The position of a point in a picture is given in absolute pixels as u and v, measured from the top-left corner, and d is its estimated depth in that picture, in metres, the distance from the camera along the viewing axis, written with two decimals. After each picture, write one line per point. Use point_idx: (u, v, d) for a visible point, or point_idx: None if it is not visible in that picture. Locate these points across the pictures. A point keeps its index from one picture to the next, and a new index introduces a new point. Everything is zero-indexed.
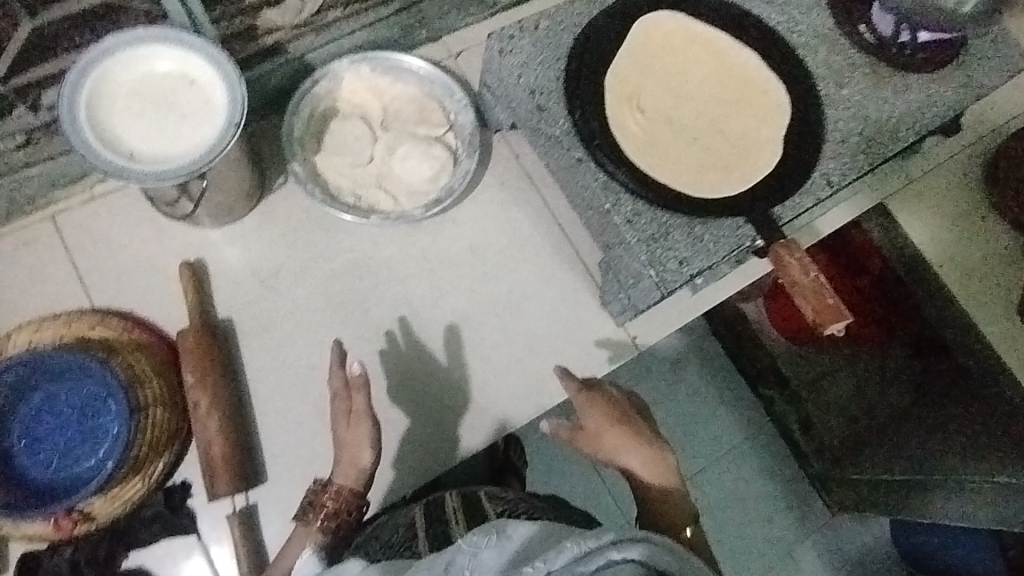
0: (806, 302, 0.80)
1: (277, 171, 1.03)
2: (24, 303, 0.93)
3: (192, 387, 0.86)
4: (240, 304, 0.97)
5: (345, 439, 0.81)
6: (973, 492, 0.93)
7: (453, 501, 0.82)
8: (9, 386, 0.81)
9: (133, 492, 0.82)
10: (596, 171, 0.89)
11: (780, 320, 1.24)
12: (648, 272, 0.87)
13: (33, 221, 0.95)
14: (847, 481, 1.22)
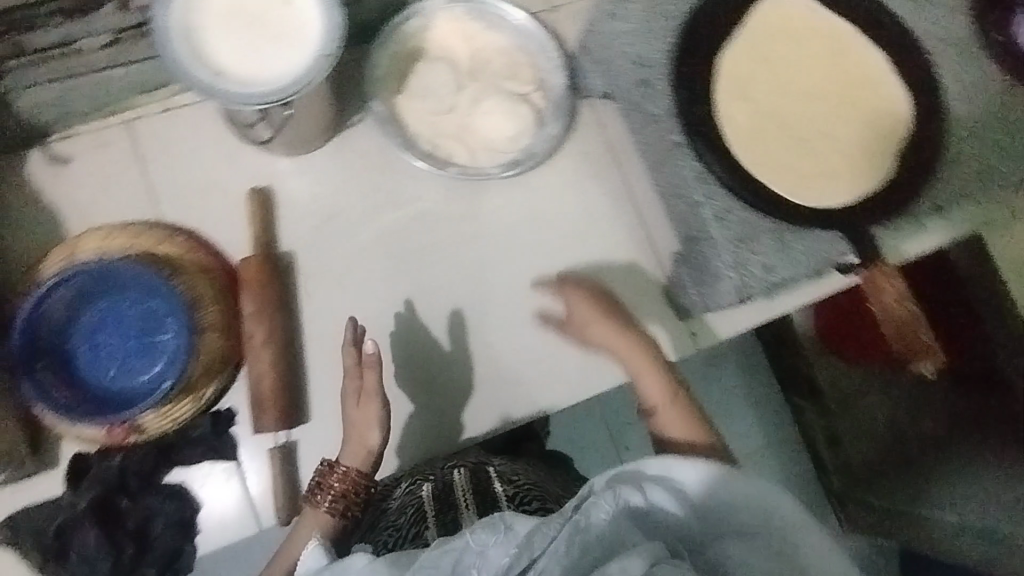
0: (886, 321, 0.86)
1: (355, 107, 0.99)
2: (92, 207, 0.92)
3: (249, 317, 0.85)
4: (304, 240, 0.95)
5: (354, 420, 0.82)
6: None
7: (464, 482, 0.85)
8: (74, 292, 0.81)
9: (183, 412, 0.81)
10: (694, 160, 0.84)
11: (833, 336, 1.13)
12: (729, 275, 0.84)
13: (111, 125, 0.94)
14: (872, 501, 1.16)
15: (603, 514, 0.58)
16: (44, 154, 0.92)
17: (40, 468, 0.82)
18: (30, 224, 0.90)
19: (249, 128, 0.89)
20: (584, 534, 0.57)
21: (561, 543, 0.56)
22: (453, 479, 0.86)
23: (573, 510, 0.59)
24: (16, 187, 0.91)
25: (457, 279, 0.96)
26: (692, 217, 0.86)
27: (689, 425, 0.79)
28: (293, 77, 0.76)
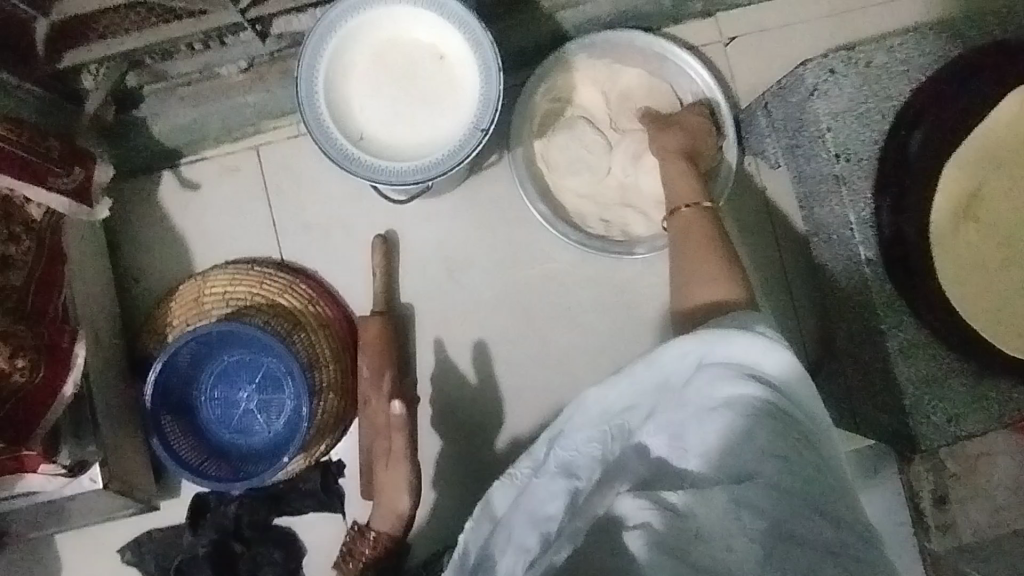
0: None
1: (492, 147, 0.90)
2: (217, 237, 0.89)
3: (365, 382, 0.82)
4: (426, 291, 0.89)
5: (382, 483, 0.77)
6: None
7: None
8: (196, 348, 0.79)
9: (297, 467, 0.82)
10: (885, 279, 0.71)
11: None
12: (902, 417, 0.71)
13: (239, 150, 0.89)
14: None
15: (599, 429, 0.51)
16: (173, 178, 0.89)
17: (165, 497, 0.86)
18: (157, 251, 0.88)
19: None
20: (579, 488, 0.48)
21: (550, 501, 0.47)
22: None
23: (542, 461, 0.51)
24: (146, 211, 0.88)
25: (581, 352, 0.89)
26: (866, 337, 0.74)
27: (719, 283, 0.66)
28: (438, 153, 0.68)
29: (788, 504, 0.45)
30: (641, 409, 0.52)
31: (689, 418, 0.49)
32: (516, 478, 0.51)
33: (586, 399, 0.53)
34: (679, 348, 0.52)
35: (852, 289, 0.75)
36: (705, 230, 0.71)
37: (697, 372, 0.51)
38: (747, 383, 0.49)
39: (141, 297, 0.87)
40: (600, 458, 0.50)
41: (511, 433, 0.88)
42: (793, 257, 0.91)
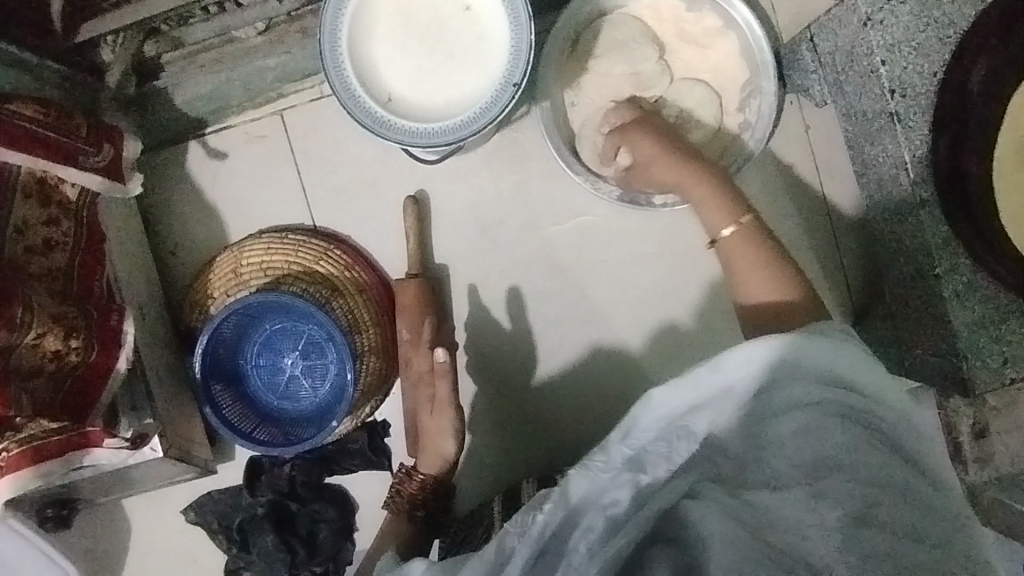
0: None
1: (522, 99, 0.87)
2: (248, 206, 0.88)
3: (404, 345, 0.82)
4: (461, 251, 0.88)
5: (427, 429, 0.79)
6: None
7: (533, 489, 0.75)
8: (241, 317, 0.80)
9: (344, 428, 0.85)
10: (942, 219, 0.68)
11: None
12: (957, 360, 0.69)
13: (263, 115, 0.87)
14: None
15: (666, 426, 0.51)
16: (200, 148, 0.88)
17: (220, 460, 0.89)
18: (190, 223, 0.88)
19: None
20: (645, 479, 0.49)
21: (616, 487, 0.49)
22: (521, 489, 0.77)
23: (613, 446, 0.51)
24: (176, 183, 0.88)
25: (620, 307, 0.88)
26: (921, 279, 0.72)
27: (772, 280, 0.64)
28: (466, 112, 0.66)
29: (870, 486, 0.45)
30: (708, 409, 0.51)
31: (750, 416, 0.51)
32: (590, 466, 0.50)
33: (654, 399, 0.52)
34: (748, 351, 0.51)
35: (904, 229, 0.73)
36: (755, 240, 0.66)
37: (757, 374, 0.51)
38: (813, 382, 0.50)
39: (179, 269, 0.88)
40: (671, 453, 0.50)
41: (550, 388, 0.88)
42: (838, 200, 0.88)
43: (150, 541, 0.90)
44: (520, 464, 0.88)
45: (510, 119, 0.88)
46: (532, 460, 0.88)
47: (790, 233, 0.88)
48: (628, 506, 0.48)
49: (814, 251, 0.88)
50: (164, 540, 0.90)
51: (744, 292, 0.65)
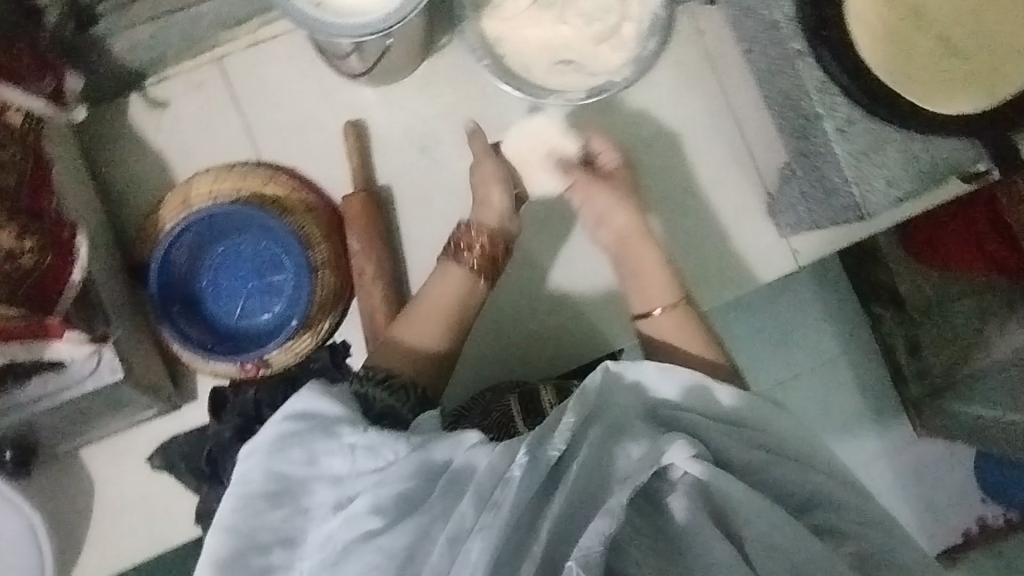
0: None
1: (443, 29, 0.95)
2: (192, 149, 0.91)
3: (357, 256, 0.87)
4: (403, 171, 0.94)
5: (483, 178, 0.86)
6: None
7: (551, 398, 0.81)
8: (197, 236, 0.86)
9: (304, 346, 0.87)
10: (816, 67, 0.78)
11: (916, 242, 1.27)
12: (849, 189, 0.80)
13: (202, 64, 0.92)
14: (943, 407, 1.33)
15: (619, 412, 0.65)
16: (141, 100, 0.91)
17: (183, 400, 0.90)
18: (136, 172, 0.91)
19: (341, 60, 0.86)
20: (611, 424, 0.64)
21: (586, 437, 0.62)
22: (537, 394, 0.82)
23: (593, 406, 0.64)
24: (119, 136, 0.91)
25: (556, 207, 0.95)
26: (809, 129, 0.82)
27: (684, 334, 0.82)
28: (391, 8, 0.72)
29: (775, 488, 0.66)
30: (652, 394, 0.69)
31: (693, 418, 0.67)
32: (580, 403, 0.63)
33: (610, 370, 0.67)
34: (675, 372, 0.70)
35: (790, 89, 0.83)
36: (670, 308, 0.84)
37: (681, 391, 0.69)
38: (715, 432, 0.67)
39: (129, 215, 0.90)
40: (635, 415, 0.66)
41: (503, 292, 0.94)
42: (736, 92, 0.97)
43: (121, 493, 0.88)
44: (481, 362, 0.93)
45: (434, 48, 0.95)
46: (495, 360, 0.94)
47: (699, 129, 0.98)
48: (604, 452, 0.62)
49: (722, 140, 0.98)
50: (134, 490, 0.89)
51: (654, 314, 0.84)
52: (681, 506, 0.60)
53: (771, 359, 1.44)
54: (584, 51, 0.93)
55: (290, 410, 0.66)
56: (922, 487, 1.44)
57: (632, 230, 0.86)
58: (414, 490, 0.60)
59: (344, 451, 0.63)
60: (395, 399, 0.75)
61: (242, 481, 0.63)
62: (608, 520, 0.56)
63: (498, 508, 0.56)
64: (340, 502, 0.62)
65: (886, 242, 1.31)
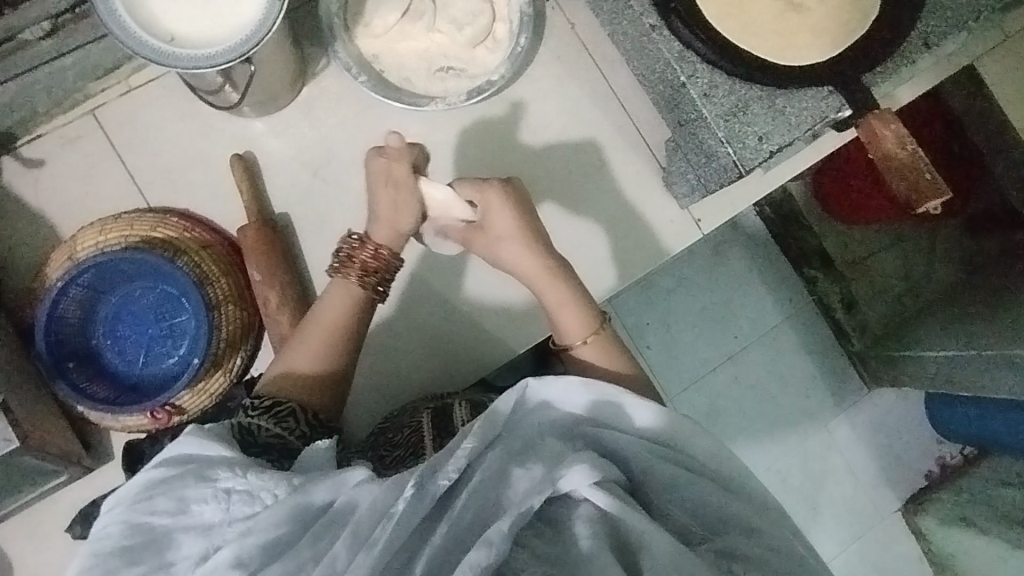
0: (904, 180, 0.80)
1: (319, 53, 0.95)
2: (76, 203, 0.89)
3: (260, 285, 0.86)
4: (298, 196, 0.93)
5: (383, 203, 0.83)
6: (947, 335, 1.21)
7: (465, 416, 0.78)
8: (87, 289, 0.84)
9: (218, 385, 0.85)
10: (672, 39, 0.81)
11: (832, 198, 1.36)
12: (724, 149, 0.82)
13: (75, 118, 0.90)
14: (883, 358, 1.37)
15: (526, 433, 0.64)
16: (15, 161, 0.89)
17: (97, 460, 0.86)
18: (19, 234, 0.88)
19: (214, 94, 0.85)
20: (511, 450, 0.62)
21: (478, 471, 0.60)
22: (450, 411, 0.79)
23: (493, 434, 0.62)
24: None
25: None
26: (679, 98, 0.84)
27: (608, 355, 0.81)
28: (242, 34, 0.72)
29: (691, 495, 0.65)
30: (566, 409, 0.68)
31: (602, 431, 0.67)
32: (486, 427, 0.62)
33: (530, 388, 0.66)
34: (582, 388, 0.68)
35: (654, 63, 0.85)
36: (589, 321, 0.82)
37: (594, 407, 0.68)
38: (633, 450, 0.66)
39: (17, 279, 0.88)
40: (542, 430, 0.65)
41: (433, 310, 0.94)
42: (616, 76, 1.00)
43: (37, 568, 0.84)
44: (416, 383, 0.94)
45: (313, 72, 0.95)
46: (429, 378, 0.94)
47: (585, 115, 1.00)
48: (499, 474, 0.60)
49: (611, 122, 1.00)
50: (51, 564, 0.84)
51: (568, 341, 0.82)
52: (581, 521, 0.58)
53: (712, 334, 1.45)
54: (461, 56, 0.95)
55: (168, 456, 0.63)
56: (879, 437, 1.48)
57: (540, 271, 0.83)
58: (286, 536, 0.57)
59: (218, 496, 0.60)
60: (283, 428, 0.74)
61: (104, 536, 0.59)
62: (485, 552, 0.54)
63: (372, 547, 0.54)
64: (205, 554, 0.57)
65: (802, 202, 1.40)
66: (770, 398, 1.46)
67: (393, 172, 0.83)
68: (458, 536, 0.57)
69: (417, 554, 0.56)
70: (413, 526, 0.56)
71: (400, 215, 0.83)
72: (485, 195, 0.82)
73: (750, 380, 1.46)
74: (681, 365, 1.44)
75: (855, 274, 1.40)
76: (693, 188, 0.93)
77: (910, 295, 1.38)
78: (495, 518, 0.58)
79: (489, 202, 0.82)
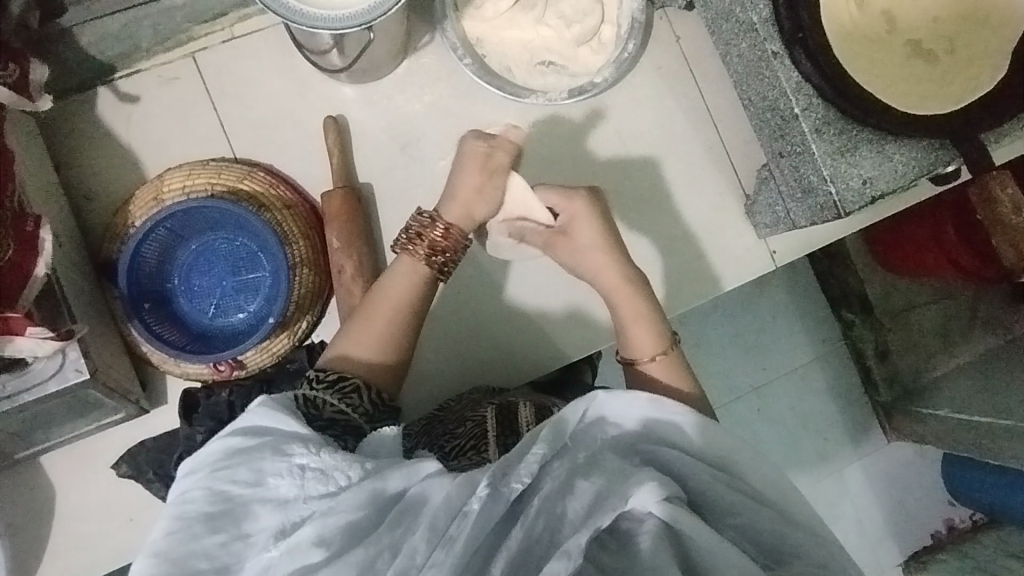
0: (1012, 246, 0.87)
1: (424, 27, 0.94)
2: (164, 143, 0.89)
3: (337, 252, 0.86)
4: (384, 168, 0.93)
5: (469, 184, 0.81)
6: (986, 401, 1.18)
7: (529, 417, 0.77)
8: (170, 232, 0.85)
9: (281, 346, 0.85)
10: (792, 68, 0.81)
11: (884, 247, 1.31)
12: (826, 187, 0.80)
13: (175, 58, 0.90)
14: (911, 413, 1.35)
15: (594, 443, 0.64)
16: (111, 92, 0.88)
17: (151, 403, 0.86)
18: (105, 166, 0.88)
19: (319, 55, 0.85)
20: (581, 463, 0.61)
21: (551, 479, 0.59)
22: (514, 409, 0.78)
23: (560, 443, 0.62)
24: (86, 129, 0.88)
25: None
26: (788, 129, 0.84)
27: (676, 375, 0.79)
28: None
29: (757, 534, 0.63)
30: (629, 426, 0.66)
31: (673, 453, 0.65)
32: (554, 435, 0.62)
33: (600, 399, 0.66)
34: (644, 403, 0.67)
35: (768, 90, 0.85)
36: (660, 338, 0.80)
37: (659, 425, 0.67)
38: (699, 475, 0.64)
39: (94, 210, 0.88)
40: (606, 443, 0.65)
41: (499, 302, 0.94)
42: (714, 95, 0.99)
43: (74, 500, 0.84)
44: (469, 374, 0.94)
45: (415, 46, 0.94)
46: (483, 374, 0.94)
47: (678, 129, 0.99)
48: (569, 482, 0.60)
49: (701, 141, 0.99)
50: (92, 495, 0.85)
51: (633, 356, 0.80)
52: (647, 537, 0.57)
53: (749, 364, 1.43)
54: (565, 52, 0.93)
55: (241, 425, 0.62)
56: (894, 492, 1.45)
57: (618, 283, 0.81)
58: (364, 520, 0.57)
59: (293, 472, 0.59)
60: (346, 405, 0.71)
61: (184, 500, 0.59)
62: (565, 563, 0.54)
63: (451, 544, 0.55)
64: (283, 530, 0.57)
65: (855, 249, 1.35)
66: (795, 436, 1.44)
67: (493, 159, 0.82)
68: (532, 541, 0.56)
69: (492, 552, 0.56)
70: (489, 525, 0.56)
71: (480, 202, 0.82)
72: (572, 206, 0.82)
73: (778, 416, 1.44)
74: (713, 390, 1.42)
75: (893, 326, 1.36)
76: (777, 220, 0.93)
77: (939, 350, 1.31)
78: (564, 534, 0.57)
79: (576, 213, 0.82)
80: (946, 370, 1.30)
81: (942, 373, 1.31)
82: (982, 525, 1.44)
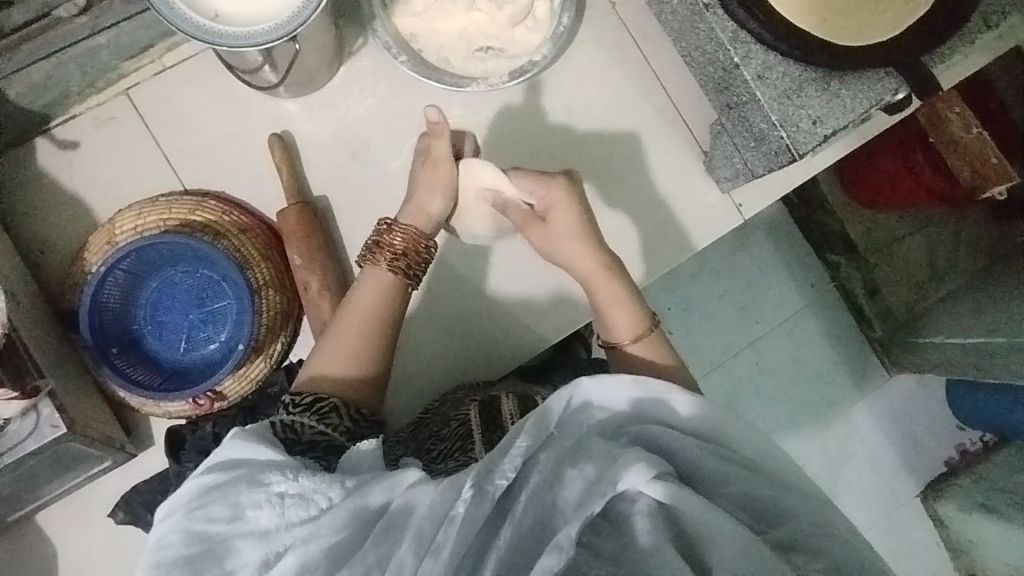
0: None
1: (356, 31, 0.92)
2: (110, 187, 0.88)
3: (300, 268, 0.85)
4: (337, 179, 0.92)
5: (421, 181, 0.85)
6: (976, 322, 1.17)
7: (512, 410, 0.77)
8: (128, 275, 0.84)
9: (258, 371, 0.85)
10: (725, 18, 0.79)
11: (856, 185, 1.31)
12: (777, 132, 0.80)
13: (108, 99, 0.88)
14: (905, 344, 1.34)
15: (580, 427, 0.64)
16: (49, 143, 0.87)
17: (138, 447, 0.86)
18: (54, 217, 0.87)
19: (252, 74, 0.83)
20: (567, 448, 0.61)
21: (538, 470, 0.59)
22: (496, 403, 0.78)
23: (547, 432, 0.62)
24: (30, 183, 0.87)
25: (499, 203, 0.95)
26: (731, 81, 0.83)
27: (658, 352, 0.78)
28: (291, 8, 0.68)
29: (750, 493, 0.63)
30: (615, 408, 0.66)
31: (660, 428, 0.65)
32: (538, 426, 0.61)
33: (584, 385, 0.65)
34: (626, 383, 0.67)
35: (706, 44, 0.84)
36: (639, 315, 0.79)
37: (641, 401, 0.67)
38: (688, 446, 0.64)
39: (52, 263, 0.87)
40: (594, 422, 0.65)
41: (473, 297, 0.94)
42: (658, 57, 0.98)
43: (76, 555, 0.84)
44: (452, 373, 0.94)
45: (349, 52, 0.93)
46: (466, 370, 0.94)
47: (626, 97, 0.97)
48: (555, 472, 0.59)
49: (651, 106, 0.98)
50: (95, 549, 0.84)
51: (614, 338, 0.79)
52: (640, 516, 0.56)
53: (739, 320, 1.43)
54: (501, 36, 0.92)
55: (215, 461, 0.62)
56: (900, 425, 1.45)
57: (596, 270, 0.81)
58: (347, 541, 0.57)
59: (272, 501, 0.59)
60: (326, 424, 0.71)
61: (162, 546, 0.59)
62: (556, 556, 0.52)
63: (439, 552, 0.54)
64: (267, 561, 0.57)
65: (829, 191, 1.34)
66: (794, 385, 1.44)
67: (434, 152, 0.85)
68: (521, 535, 0.56)
69: (483, 551, 0.56)
70: (476, 527, 0.55)
71: (434, 198, 0.84)
72: (549, 193, 0.83)
73: (775, 367, 1.43)
74: (706, 351, 1.42)
75: (879, 259, 1.34)
76: (736, 173, 0.92)
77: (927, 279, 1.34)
78: (557, 524, 0.56)
79: (555, 200, 0.83)
80: (941, 296, 1.32)
81: (936, 299, 1.32)
82: (993, 445, 1.43)
